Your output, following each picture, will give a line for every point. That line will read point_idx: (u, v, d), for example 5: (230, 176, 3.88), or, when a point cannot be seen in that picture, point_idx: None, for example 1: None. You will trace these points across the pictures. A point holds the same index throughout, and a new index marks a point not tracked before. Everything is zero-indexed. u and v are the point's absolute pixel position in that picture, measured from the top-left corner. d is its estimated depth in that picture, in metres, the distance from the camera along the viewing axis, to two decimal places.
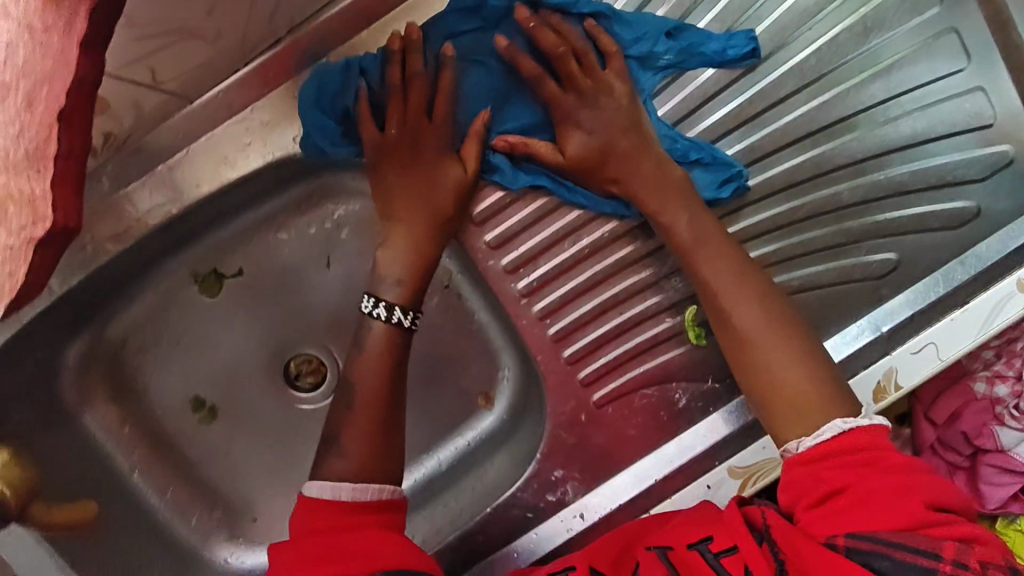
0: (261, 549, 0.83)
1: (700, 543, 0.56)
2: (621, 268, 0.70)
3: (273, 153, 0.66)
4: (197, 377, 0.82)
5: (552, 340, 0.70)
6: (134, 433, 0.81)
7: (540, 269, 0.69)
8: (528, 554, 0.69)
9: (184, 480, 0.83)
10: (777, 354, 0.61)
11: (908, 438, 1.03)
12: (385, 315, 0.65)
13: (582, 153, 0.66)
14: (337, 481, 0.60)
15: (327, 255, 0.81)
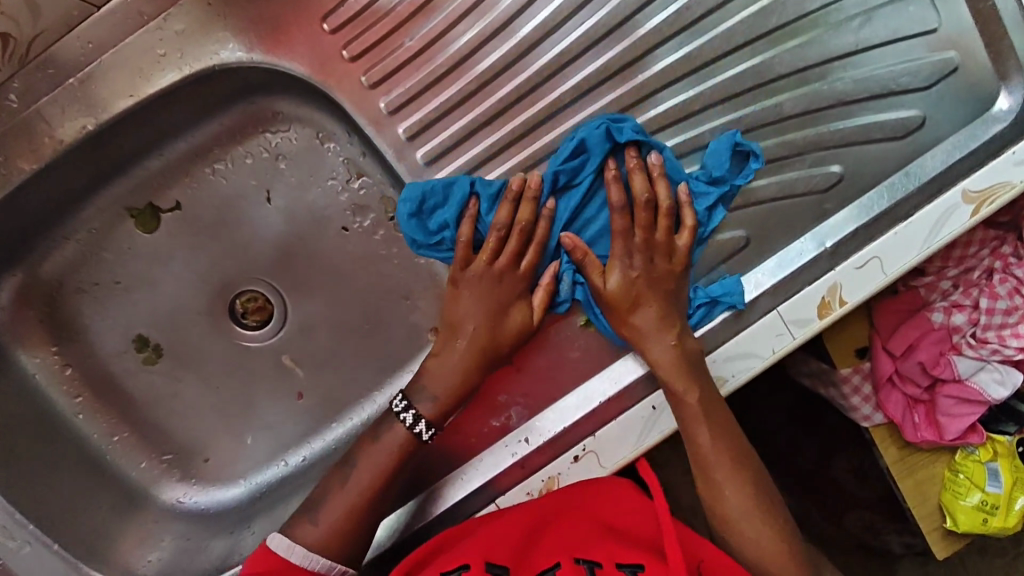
0: (214, 490, 0.82)
1: (629, 567, 0.56)
2: None
3: (189, 66, 0.67)
4: (139, 316, 0.80)
5: None
6: (77, 375, 0.79)
7: None
8: (472, 480, 0.68)
9: (130, 422, 0.81)
10: (760, 527, 0.63)
11: (868, 372, 1.03)
12: (410, 421, 0.66)
13: (614, 295, 0.66)
14: (293, 541, 0.63)
15: (267, 188, 0.79)
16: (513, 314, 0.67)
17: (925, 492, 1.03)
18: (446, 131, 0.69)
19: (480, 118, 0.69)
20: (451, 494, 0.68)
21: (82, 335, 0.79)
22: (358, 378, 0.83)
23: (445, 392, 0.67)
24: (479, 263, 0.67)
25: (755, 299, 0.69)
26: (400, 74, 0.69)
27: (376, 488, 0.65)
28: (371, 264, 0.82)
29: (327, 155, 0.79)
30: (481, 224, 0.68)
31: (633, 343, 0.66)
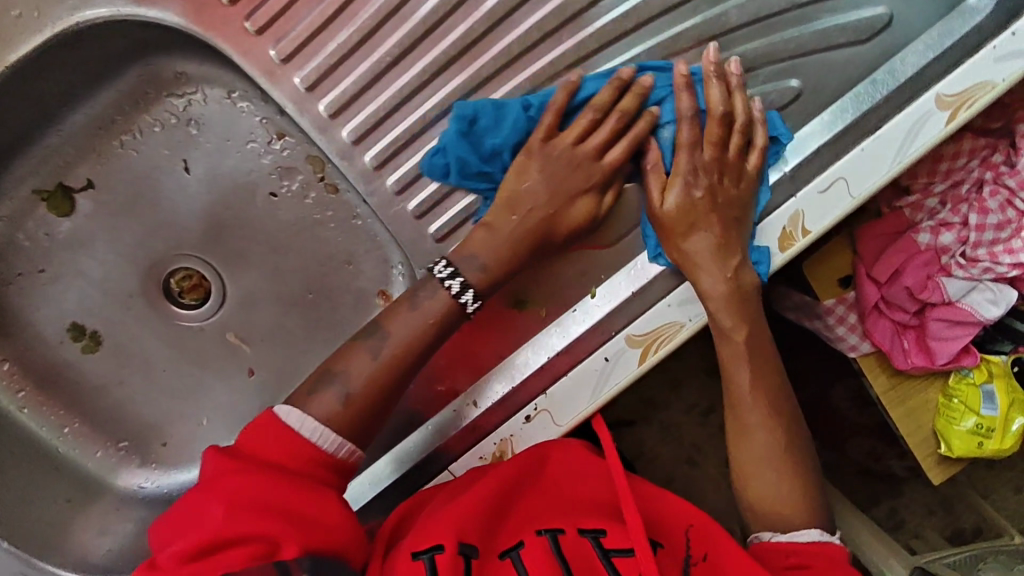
0: (175, 471, 0.81)
1: (592, 533, 0.57)
2: None
3: (53, 27, 0.61)
4: (71, 304, 0.76)
5: (416, 217, 0.65)
6: (15, 370, 0.77)
7: (382, 139, 0.64)
8: (422, 450, 0.66)
9: (79, 412, 0.79)
10: (773, 472, 0.62)
11: (853, 301, 0.97)
12: (456, 288, 0.60)
13: (672, 241, 0.61)
14: (319, 422, 0.56)
15: (184, 157, 0.74)
16: (583, 200, 0.60)
17: (919, 419, 0.99)
18: (351, 77, 0.63)
19: (388, 57, 0.62)
20: (405, 461, 0.66)
21: (13, 328, 0.76)
22: (308, 351, 0.80)
23: (491, 257, 0.60)
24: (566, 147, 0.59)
25: None
26: (295, 15, 0.63)
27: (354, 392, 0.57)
28: (308, 230, 0.77)
29: (241, 115, 0.73)
30: (565, 117, 0.61)
31: (685, 267, 0.61)
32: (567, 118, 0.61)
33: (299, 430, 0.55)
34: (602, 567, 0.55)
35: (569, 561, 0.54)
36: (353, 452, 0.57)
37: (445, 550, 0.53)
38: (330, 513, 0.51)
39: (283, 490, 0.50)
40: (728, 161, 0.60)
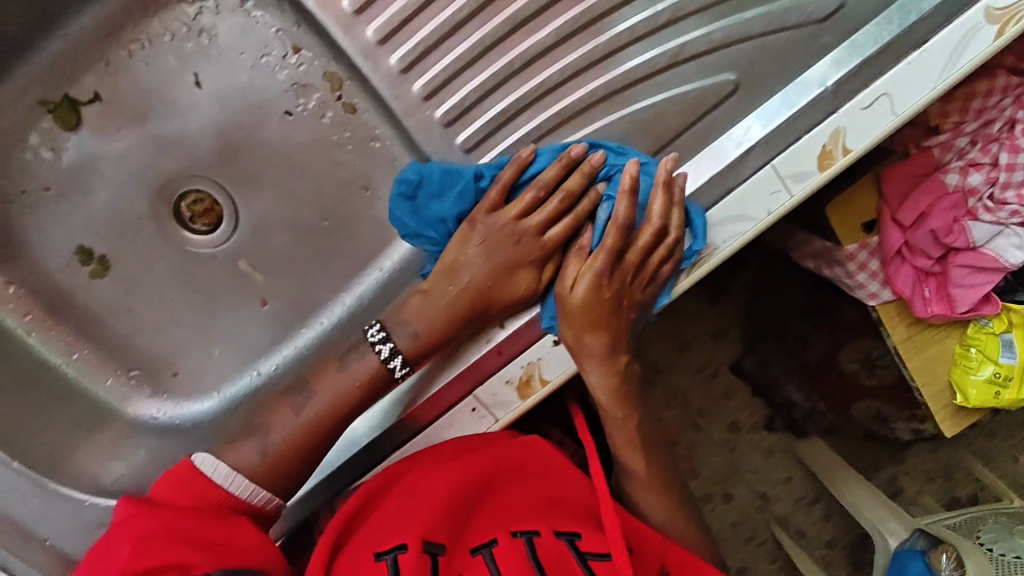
0: (187, 403, 0.79)
1: (567, 535, 0.58)
2: (513, 31, 0.60)
3: None
4: (79, 226, 0.73)
5: (442, 122, 0.64)
6: (22, 293, 0.74)
7: (409, 38, 0.63)
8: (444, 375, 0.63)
9: (88, 339, 0.77)
10: (668, 509, 0.63)
11: (876, 246, 0.88)
12: (384, 352, 0.63)
13: (567, 331, 0.59)
14: (232, 470, 0.60)
15: (194, 70, 0.71)
16: (518, 280, 0.61)
17: (935, 370, 0.88)
18: None
19: None
20: (424, 387, 0.64)
21: (19, 248, 0.73)
22: (323, 280, 0.78)
23: (427, 325, 0.62)
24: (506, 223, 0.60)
25: (744, 154, 0.60)
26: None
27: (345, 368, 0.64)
28: (323, 153, 0.74)
29: (257, 27, 0.70)
30: (515, 189, 0.61)
31: (576, 358, 0.60)
32: (519, 189, 0.61)
33: (211, 473, 0.59)
34: (577, 567, 0.55)
35: (542, 560, 0.55)
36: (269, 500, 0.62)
37: (411, 550, 0.54)
38: (251, 538, 0.55)
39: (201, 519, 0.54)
40: (634, 263, 0.59)
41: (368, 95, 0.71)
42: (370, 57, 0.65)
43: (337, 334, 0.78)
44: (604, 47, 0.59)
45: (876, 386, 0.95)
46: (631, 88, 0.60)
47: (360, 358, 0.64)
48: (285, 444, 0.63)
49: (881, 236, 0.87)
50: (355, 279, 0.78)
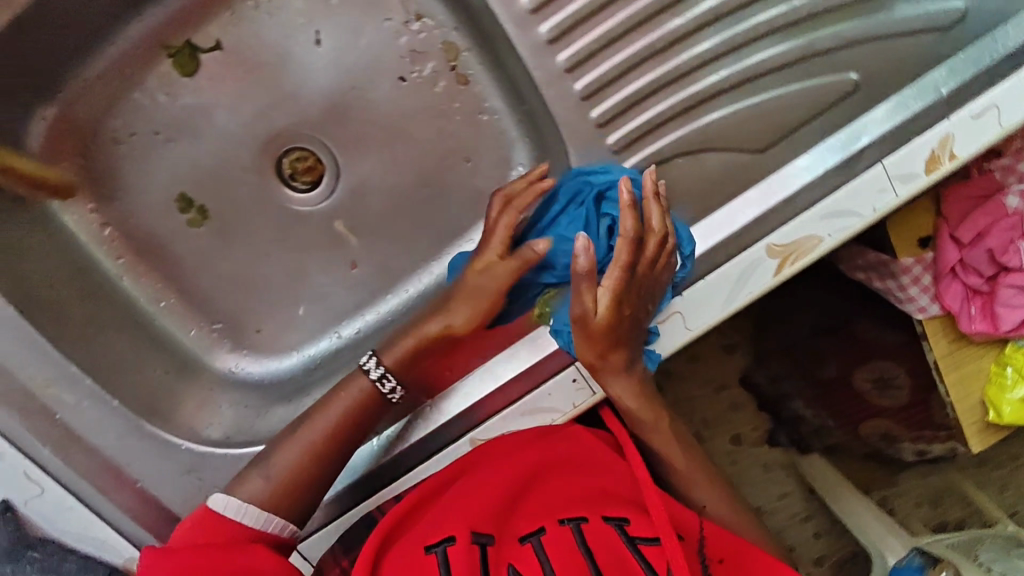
0: (267, 360, 0.80)
1: (617, 521, 0.56)
2: (659, 12, 0.62)
3: None
4: (184, 173, 0.74)
5: (579, 98, 0.64)
6: (120, 237, 0.74)
7: (561, 11, 0.63)
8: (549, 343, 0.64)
9: (177, 287, 0.77)
10: (713, 496, 0.65)
11: (930, 262, 0.83)
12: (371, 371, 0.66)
13: (583, 353, 0.59)
14: (246, 502, 0.58)
15: (316, 28, 0.72)
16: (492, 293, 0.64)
17: (969, 387, 0.84)
18: None
19: None
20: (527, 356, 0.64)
21: (124, 188, 0.74)
22: (414, 247, 0.79)
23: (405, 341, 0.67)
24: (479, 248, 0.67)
25: (863, 149, 0.63)
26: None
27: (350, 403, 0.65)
28: (429, 121, 0.75)
29: None
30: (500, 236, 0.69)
31: (596, 374, 0.60)
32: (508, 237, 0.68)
33: (224, 510, 0.57)
34: (629, 553, 0.54)
35: (592, 546, 0.53)
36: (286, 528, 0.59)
37: (461, 541, 0.53)
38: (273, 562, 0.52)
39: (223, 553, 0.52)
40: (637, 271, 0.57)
41: (484, 68, 0.73)
42: (513, 24, 0.64)
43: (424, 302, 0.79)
44: (741, 35, 0.62)
45: (889, 407, 0.92)
46: (761, 76, 0.63)
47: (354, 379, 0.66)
48: (288, 472, 0.61)
49: (937, 252, 0.82)
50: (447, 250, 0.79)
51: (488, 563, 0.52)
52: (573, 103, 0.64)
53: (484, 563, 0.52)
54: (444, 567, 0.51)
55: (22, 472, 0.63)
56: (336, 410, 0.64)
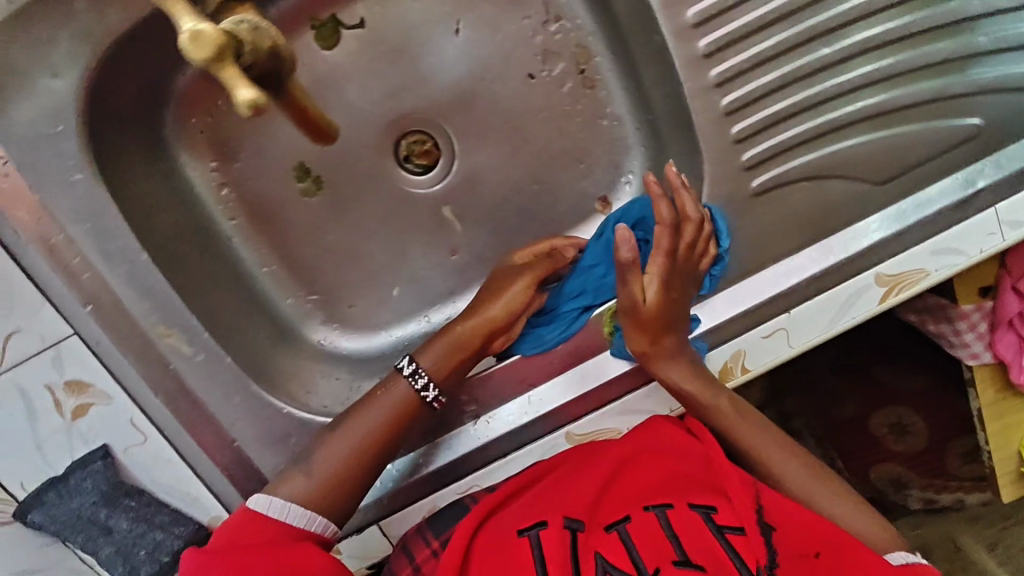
0: (358, 336, 0.80)
1: (703, 508, 0.59)
2: (811, 39, 0.64)
3: None
4: (306, 143, 0.75)
5: (723, 113, 0.66)
6: (235, 198, 0.75)
7: (723, 27, 0.64)
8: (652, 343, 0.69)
9: (280, 254, 0.78)
10: (815, 490, 0.66)
11: (989, 311, 0.90)
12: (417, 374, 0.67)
13: (637, 340, 0.66)
14: (287, 502, 0.61)
15: (457, 17, 0.74)
16: (523, 296, 0.71)
17: (1010, 438, 0.96)
18: None
19: None
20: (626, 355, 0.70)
21: (248, 151, 0.74)
22: (514, 242, 0.80)
23: (444, 346, 0.68)
24: (507, 271, 0.74)
25: (978, 193, 0.67)
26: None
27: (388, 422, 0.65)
28: (551, 119, 0.77)
29: None
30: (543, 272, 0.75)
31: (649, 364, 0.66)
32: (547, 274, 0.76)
33: (269, 511, 0.60)
34: (715, 539, 0.56)
35: (677, 531, 0.58)
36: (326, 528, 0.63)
37: (554, 527, 0.61)
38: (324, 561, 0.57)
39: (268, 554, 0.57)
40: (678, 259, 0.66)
41: (613, 74, 0.76)
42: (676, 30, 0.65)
43: None
44: (884, 70, 0.65)
45: (903, 451, 1.08)
46: (895, 112, 0.66)
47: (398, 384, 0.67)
48: (333, 467, 0.63)
49: (996, 301, 0.89)
50: None
51: (577, 548, 0.59)
52: (716, 117, 0.66)
53: (575, 546, 0.59)
54: (538, 551, 0.59)
55: (130, 419, 0.64)
56: (375, 413, 0.65)
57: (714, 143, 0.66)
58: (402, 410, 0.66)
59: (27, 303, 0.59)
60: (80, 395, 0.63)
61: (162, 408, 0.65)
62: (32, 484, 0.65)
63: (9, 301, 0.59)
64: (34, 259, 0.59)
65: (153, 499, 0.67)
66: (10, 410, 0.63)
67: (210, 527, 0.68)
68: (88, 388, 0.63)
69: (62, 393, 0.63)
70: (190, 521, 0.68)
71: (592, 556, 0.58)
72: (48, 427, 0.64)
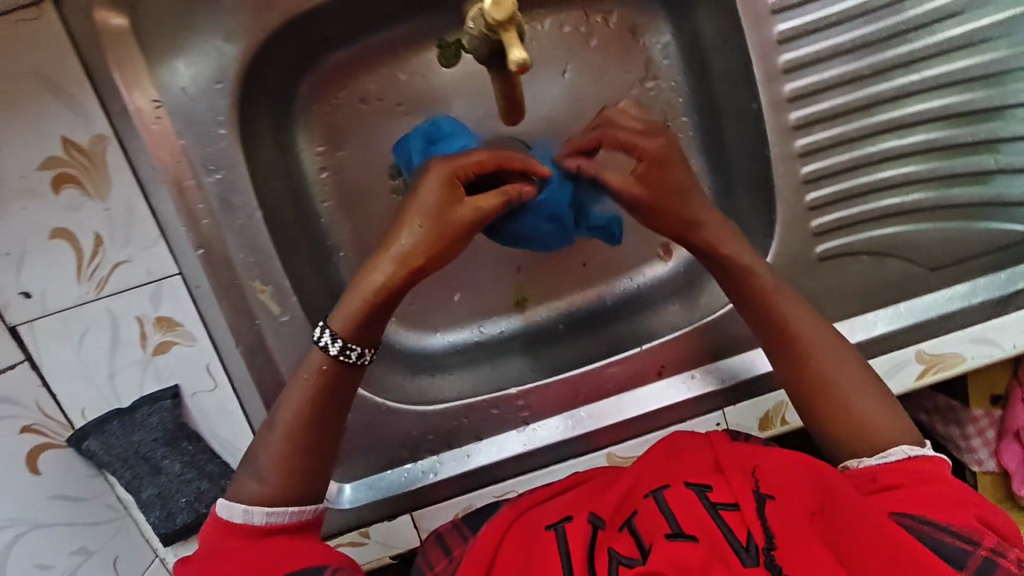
0: (414, 333, 0.83)
1: (698, 486, 0.54)
2: (886, 130, 0.72)
3: None
4: (403, 145, 0.78)
5: (802, 180, 0.72)
6: (330, 182, 0.79)
7: (816, 105, 0.71)
8: (702, 383, 0.75)
9: (357, 245, 0.80)
10: (843, 381, 0.62)
11: (998, 419, 0.91)
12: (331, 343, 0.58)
13: (662, 221, 0.64)
14: (249, 505, 0.57)
15: (566, 61, 0.78)
16: (458, 222, 0.57)
17: None
18: (816, 45, 0.70)
19: (848, 45, 0.70)
20: (676, 388, 0.75)
21: (353, 142, 0.79)
22: (576, 270, 0.84)
23: (362, 301, 0.57)
24: (427, 184, 0.57)
25: (1016, 293, 0.74)
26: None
27: (329, 394, 0.59)
28: None
29: (642, 45, 0.79)
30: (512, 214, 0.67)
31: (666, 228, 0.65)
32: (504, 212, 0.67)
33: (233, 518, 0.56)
34: (708, 514, 0.50)
35: (676, 510, 0.51)
36: (313, 509, 0.60)
37: (577, 520, 0.53)
38: (308, 553, 0.55)
39: (252, 553, 0.54)
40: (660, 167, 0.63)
41: None
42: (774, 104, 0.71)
43: (572, 320, 0.84)
44: (947, 169, 0.72)
45: None
46: (950, 208, 0.73)
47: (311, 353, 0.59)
48: (280, 462, 0.59)
49: (1006, 412, 0.90)
50: (604, 284, 0.84)
51: (593, 544, 0.51)
52: (794, 184, 0.73)
53: (590, 544, 0.51)
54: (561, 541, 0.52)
55: (206, 364, 0.67)
56: (291, 407, 0.59)
57: (788, 208, 0.73)
58: (328, 389, 0.59)
59: (142, 236, 0.63)
60: (166, 332, 0.66)
61: (240, 358, 0.68)
62: (94, 412, 0.66)
63: (127, 230, 0.63)
64: (162, 197, 0.63)
65: (207, 448, 0.69)
66: (95, 335, 0.65)
67: None
68: (177, 327, 0.66)
69: (150, 326, 0.65)
70: (237, 478, 0.69)
71: (607, 552, 0.50)
72: (126, 357, 0.66)
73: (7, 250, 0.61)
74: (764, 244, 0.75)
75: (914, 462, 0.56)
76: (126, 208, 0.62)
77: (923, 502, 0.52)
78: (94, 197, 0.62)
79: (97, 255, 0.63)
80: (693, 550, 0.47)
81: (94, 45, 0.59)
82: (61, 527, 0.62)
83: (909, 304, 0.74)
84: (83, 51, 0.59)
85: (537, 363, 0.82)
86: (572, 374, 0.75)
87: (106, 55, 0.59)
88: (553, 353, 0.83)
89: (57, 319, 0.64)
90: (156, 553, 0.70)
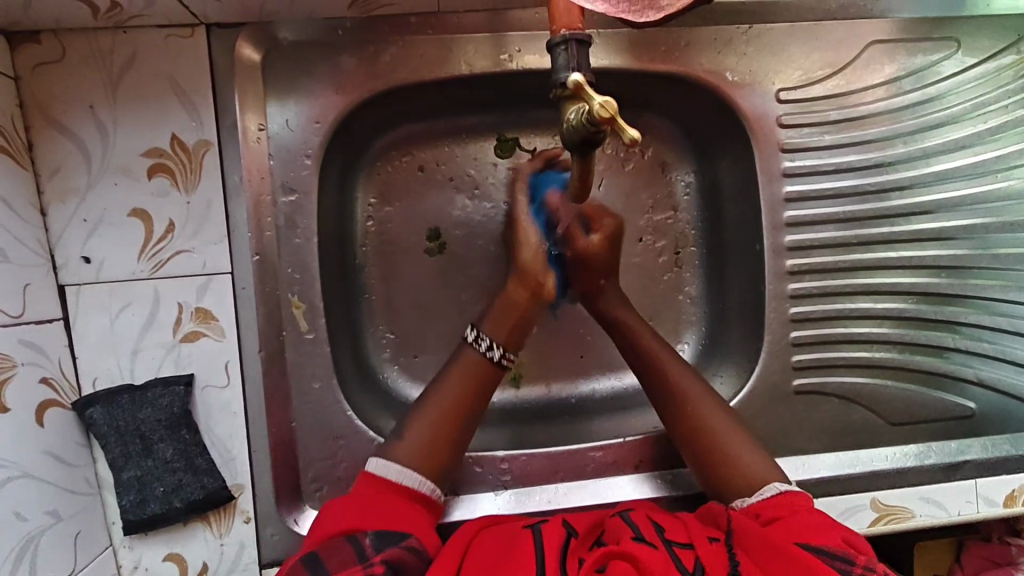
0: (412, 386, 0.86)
1: (660, 527, 0.58)
2: (864, 291, 0.83)
3: (639, 54, 0.78)
4: (448, 212, 0.86)
5: (790, 318, 0.82)
6: (372, 230, 0.86)
7: (809, 258, 0.83)
8: (672, 486, 0.79)
9: (380, 291, 0.86)
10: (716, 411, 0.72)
11: None
12: (484, 348, 0.72)
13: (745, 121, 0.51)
14: (398, 466, 0.65)
15: (603, 176, 0.89)
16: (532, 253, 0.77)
17: None
18: (815, 209, 0.82)
19: (840, 215, 0.83)
20: (647, 484, 0.79)
21: (404, 201, 0.86)
22: (575, 359, 0.90)
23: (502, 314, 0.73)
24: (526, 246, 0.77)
25: (965, 464, 0.81)
26: (805, 153, 0.82)
27: (475, 383, 0.70)
28: (644, 275, 0.90)
29: (669, 181, 0.91)
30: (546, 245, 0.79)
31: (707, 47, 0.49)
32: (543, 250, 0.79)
33: (382, 471, 0.64)
34: (662, 546, 0.54)
35: (640, 532, 0.55)
36: (433, 490, 0.66)
37: (553, 524, 0.59)
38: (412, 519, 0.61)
39: (362, 509, 0.61)
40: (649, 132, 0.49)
41: (702, 265, 0.91)
42: (775, 251, 0.82)
43: (561, 405, 0.90)
44: (911, 335, 0.83)
45: None
46: (910, 372, 0.83)
47: (467, 356, 0.72)
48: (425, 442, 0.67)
49: None
50: (595, 378, 0.91)
51: (563, 546, 0.55)
52: (781, 320, 0.82)
53: (563, 547, 0.55)
54: (539, 538, 0.56)
55: (225, 361, 0.71)
56: (451, 390, 0.70)
57: (774, 340, 0.82)
58: (478, 373, 0.71)
59: (211, 232, 0.70)
60: (200, 323, 0.70)
61: (258, 362, 0.72)
62: (104, 383, 0.69)
63: (200, 224, 0.70)
64: (240, 205, 0.71)
65: (200, 443, 0.71)
66: (133, 311, 0.69)
67: (231, 492, 0.71)
68: (211, 320, 0.70)
69: (188, 314, 0.70)
70: (218, 478, 0.71)
71: (575, 557, 0.54)
72: (154, 338, 0.70)
73: (86, 217, 0.68)
74: (749, 368, 0.84)
75: (786, 496, 0.63)
76: (206, 206, 0.70)
77: (793, 524, 0.58)
78: (180, 189, 0.69)
79: (163, 240, 0.69)
80: (655, 552, 0.52)
81: (228, 71, 0.70)
82: (44, 485, 0.62)
83: (868, 451, 0.81)
84: (215, 71, 0.70)
85: (523, 437, 0.85)
86: (553, 450, 0.79)
87: (234, 79, 0.70)
88: (540, 433, 0.86)
89: (106, 288, 0.69)
90: (110, 543, 0.69)
